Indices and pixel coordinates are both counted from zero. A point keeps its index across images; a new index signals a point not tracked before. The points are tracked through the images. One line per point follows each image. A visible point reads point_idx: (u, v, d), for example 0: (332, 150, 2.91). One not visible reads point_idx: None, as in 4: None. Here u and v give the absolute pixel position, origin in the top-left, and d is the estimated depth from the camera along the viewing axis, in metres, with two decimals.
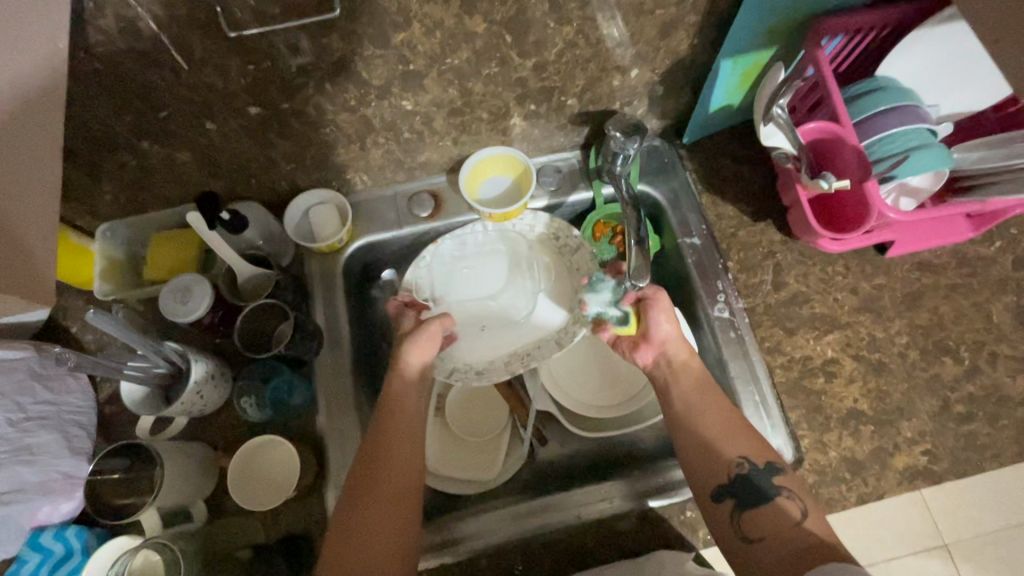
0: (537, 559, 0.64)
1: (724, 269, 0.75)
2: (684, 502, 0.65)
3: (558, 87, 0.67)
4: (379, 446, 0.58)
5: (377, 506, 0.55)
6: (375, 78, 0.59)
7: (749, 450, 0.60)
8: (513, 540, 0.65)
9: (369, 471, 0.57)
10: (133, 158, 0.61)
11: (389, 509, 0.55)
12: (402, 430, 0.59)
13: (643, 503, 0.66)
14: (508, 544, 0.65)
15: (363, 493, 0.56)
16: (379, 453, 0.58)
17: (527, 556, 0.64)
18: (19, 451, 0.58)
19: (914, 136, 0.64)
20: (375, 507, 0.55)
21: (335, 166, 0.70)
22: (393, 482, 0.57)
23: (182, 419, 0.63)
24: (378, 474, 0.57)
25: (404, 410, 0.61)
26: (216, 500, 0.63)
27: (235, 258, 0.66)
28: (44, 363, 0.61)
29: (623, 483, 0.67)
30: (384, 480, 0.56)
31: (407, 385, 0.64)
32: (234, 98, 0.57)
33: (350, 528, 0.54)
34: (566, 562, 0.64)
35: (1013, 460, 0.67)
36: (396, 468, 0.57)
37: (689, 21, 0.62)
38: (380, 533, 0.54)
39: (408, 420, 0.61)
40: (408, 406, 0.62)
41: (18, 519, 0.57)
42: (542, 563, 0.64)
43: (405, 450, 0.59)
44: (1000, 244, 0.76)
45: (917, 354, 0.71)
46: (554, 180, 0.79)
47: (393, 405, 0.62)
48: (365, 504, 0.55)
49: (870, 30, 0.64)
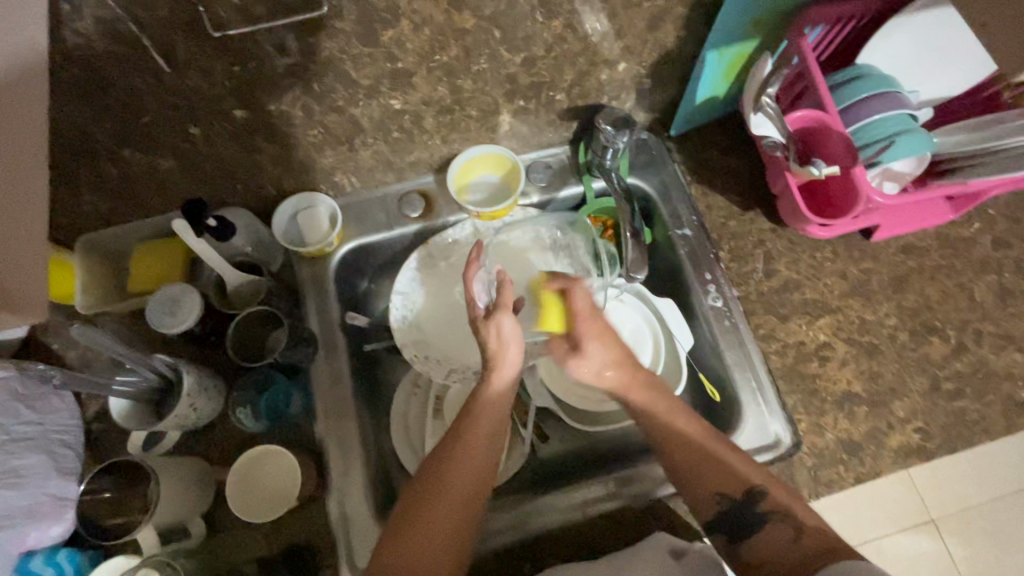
0: (548, 557, 0.64)
1: (716, 259, 0.76)
2: None
3: (547, 83, 0.67)
4: (460, 440, 0.60)
5: (447, 501, 0.57)
6: (364, 77, 0.58)
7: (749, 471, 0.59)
8: (523, 539, 0.65)
9: (445, 465, 0.58)
10: (114, 166, 0.59)
11: (457, 504, 0.57)
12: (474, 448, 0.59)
13: (650, 495, 0.66)
14: (518, 543, 0.65)
15: (434, 484, 0.57)
16: (457, 449, 0.59)
17: (537, 553, 0.64)
18: (5, 474, 0.55)
19: (896, 122, 0.65)
20: (446, 502, 0.57)
21: (323, 168, 0.69)
22: (465, 477, 0.58)
23: (174, 434, 0.61)
24: (451, 468, 0.58)
25: (487, 409, 0.62)
26: (215, 515, 0.61)
27: (224, 266, 0.64)
28: (25, 382, 0.59)
29: (630, 475, 0.67)
30: (457, 475, 0.58)
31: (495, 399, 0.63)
32: (220, 100, 0.55)
33: (415, 518, 0.56)
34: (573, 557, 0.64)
35: (1001, 434, 0.69)
36: (470, 464, 0.59)
37: (676, 14, 0.62)
38: (443, 526, 0.56)
39: (488, 415, 0.61)
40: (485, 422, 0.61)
41: (5, 546, 0.54)
42: (552, 559, 0.64)
43: (482, 446, 0.60)
44: (978, 225, 0.78)
45: (906, 334, 0.73)
46: (546, 176, 0.78)
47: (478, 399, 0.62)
48: (431, 498, 0.57)
49: (850, 19, 0.66)
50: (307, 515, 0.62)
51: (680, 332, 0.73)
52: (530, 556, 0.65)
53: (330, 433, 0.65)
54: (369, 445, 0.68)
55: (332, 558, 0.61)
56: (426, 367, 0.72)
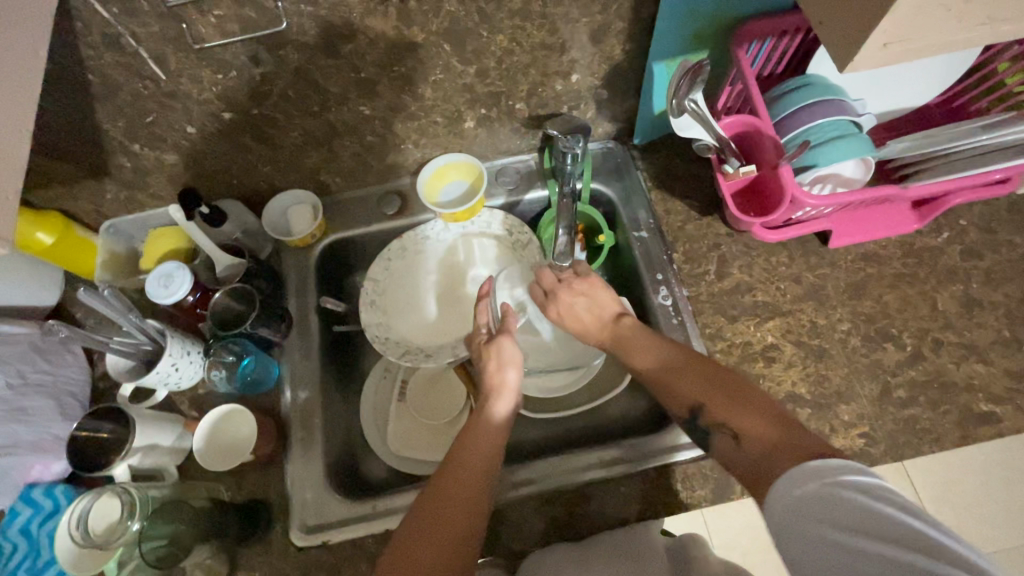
0: (538, 523, 0.67)
1: (669, 261, 0.78)
2: (640, 472, 0.69)
3: (504, 92, 0.73)
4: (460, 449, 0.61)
5: (452, 505, 0.56)
6: (333, 85, 0.66)
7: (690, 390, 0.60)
8: (522, 499, 0.69)
9: (446, 475, 0.58)
10: (128, 160, 0.70)
11: (464, 510, 0.56)
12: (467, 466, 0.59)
13: (641, 466, 0.69)
14: (519, 499, 0.69)
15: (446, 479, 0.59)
16: (464, 455, 0.60)
17: (513, 515, 0.68)
18: (15, 411, 0.65)
19: (835, 127, 0.67)
20: (448, 505, 0.56)
21: (308, 168, 0.78)
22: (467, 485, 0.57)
23: (161, 391, 0.71)
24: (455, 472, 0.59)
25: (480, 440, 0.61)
26: (186, 466, 0.70)
27: (212, 247, 0.74)
28: (44, 339, 0.71)
29: (626, 447, 0.70)
30: (458, 482, 0.58)
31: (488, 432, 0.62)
32: (209, 104, 0.65)
33: (425, 521, 0.56)
34: (563, 524, 0.67)
35: (955, 445, 0.66)
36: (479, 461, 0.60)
37: (617, 28, 0.67)
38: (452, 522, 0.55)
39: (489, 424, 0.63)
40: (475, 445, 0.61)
41: (14, 474, 0.64)
42: (541, 522, 0.67)
43: (490, 445, 0.61)
44: (948, 235, 0.77)
45: (859, 340, 0.72)
46: (513, 179, 0.85)
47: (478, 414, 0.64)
48: (431, 508, 0.56)
49: (798, 32, 0.68)
50: (266, 474, 0.69)
51: None
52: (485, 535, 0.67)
53: (296, 402, 0.72)
54: (333, 417, 0.75)
55: (282, 514, 0.66)
56: (383, 347, 0.78)
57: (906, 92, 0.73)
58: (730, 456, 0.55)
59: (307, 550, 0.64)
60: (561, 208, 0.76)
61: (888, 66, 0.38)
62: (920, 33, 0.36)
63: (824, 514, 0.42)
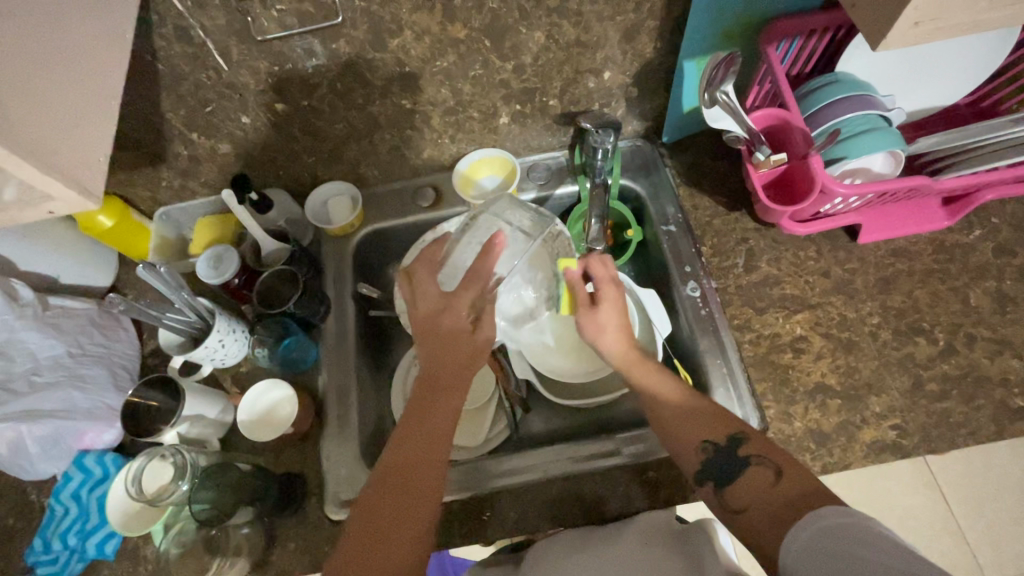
0: (561, 512, 0.68)
1: (697, 254, 0.80)
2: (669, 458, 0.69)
3: (538, 88, 0.76)
4: (405, 447, 0.57)
5: (411, 501, 0.53)
6: (377, 78, 0.70)
7: (712, 431, 0.57)
8: (543, 482, 0.70)
9: (397, 471, 0.55)
10: (185, 149, 0.75)
11: (423, 506, 0.53)
12: (419, 460, 0.56)
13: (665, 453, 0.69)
14: (536, 484, 0.70)
15: (402, 472, 0.55)
16: (414, 449, 0.57)
17: (530, 504, 0.69)
18: (74, 378, 0.69)
19: (865, 121, 0.68)
20: (402, 507, 0.53)
21: (350, 161, 0.82)
22: (418, 485, 0.54)
23: (207, 367, 0.74)
24: (411, 464, 0.56)
25: (429, 433, 0.58)
26: (228, 439, 0.72)
27: (258, 231, 0.78)
28: (101, 314, 0.75)
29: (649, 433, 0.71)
30: (417, 474, 0.55)
31: (438, 428, 0.59)
32: (264, 95, 0.69)
33: (378, 519, 0.52)
34: (585, 512, 0.68)
35: (990, 440, 0.66)
36: (430, 455, 0.57)
37: (649, 26, 0.70)
38: (408, 519, 0.52)
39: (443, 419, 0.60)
40: (430, 442, 0.57)
41: (70, 438, 0.67)
42: (566, 508, 0.68)
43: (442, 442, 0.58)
44: (980, 232, 0.77)
45: (889, 333, 0.72)
46: (543, 175, 0.88)
47: (420, 407, 0.60)
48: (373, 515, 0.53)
49: (827, 31, 0.70)
50: (303, 449, 0.71)
51: (659, 321, 0.77)
52: (514, 517, 0.68)
53: (332, 382, 0.75)
54: (367, 399, 0.77)
55: (318, 488, 0.68)
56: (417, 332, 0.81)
57: (929, 92, 0.75)
58: (739, 497, 0.52)
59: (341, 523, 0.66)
60: (592, 199, 0.80)
61: (920, 45, 0.40)
62: (951, 12, 0.38)
63: (861, 539, 0.40)
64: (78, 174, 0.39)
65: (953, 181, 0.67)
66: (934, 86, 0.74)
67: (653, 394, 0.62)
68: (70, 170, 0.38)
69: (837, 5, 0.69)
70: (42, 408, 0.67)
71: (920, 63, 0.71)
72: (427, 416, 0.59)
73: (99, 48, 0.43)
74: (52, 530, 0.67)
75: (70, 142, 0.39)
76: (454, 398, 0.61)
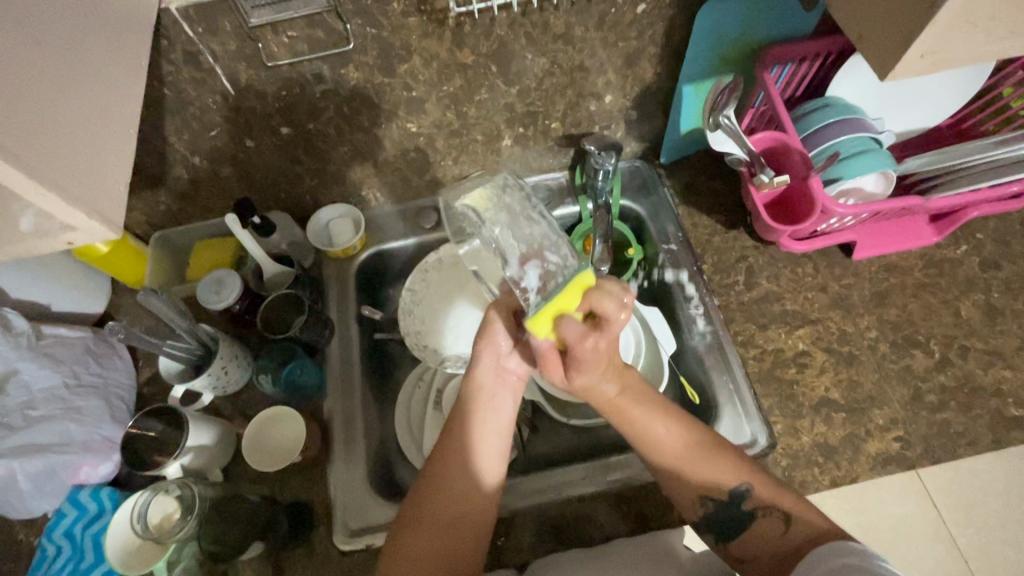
0: (571, 531, 0.68)
1: (699, 271, 0.81)
2: None
3: (541, 112, 0.78)
4: (471, 439, 0.61)
5: (461, 496, 0.58)
6: (384, 103, 0.70)
7: (720, 483, 0.60)
8: (553, 505, 0.70)
9: (452, 465, 0.59)
10: (186, 172, 0.73)
11: (471, 502, 0.58)
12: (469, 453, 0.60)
13: None
14: (549, 507, 0.70)
15: (452, 465, 0.59)
16: (462, 441, 0.60)
17: (542, 528, 0.68)
18: (70, 410, 0.67)
19: (858, 143, 0.71)
20: (454, 499, 0.58)
21: (352, 183, 0.82)
22: (474, 487, 0.59)
23: (207, 395, 0.72)
24: (460, 458, 0.59)
25: (475, 425, 0.61)
26: (231, 469, 0.70)
27: (262, 255, 0.77)
28: (97, 342, 0.73)
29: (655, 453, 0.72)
30: (463, 469, 0.59)
31: (488, 418, 0.62)
32: (270, 119, 0.69)
33: (424, 514, 0.57)
34: (592, 533, 0.67)
35: (988, 448, 0.68)
36: (479, 447, 0.60)
37: (650, 52, 0.72)
38: (453, 514, 0.57)
39: (500, 416, 0.62)
40: (481, 434, 0.61)
41: (64, 473, 0.65)
42: (576, 530, 0.68)
43: (492, 436, 0.61)
44: (966, 247, 0.80)
45: (887, 347, 0.75)
46: (544, 196, 0.89)
47: (491, 394, 0.63)
48: (427, 511, 0.57)
49: (819, 56, 0.73)
50: (310, 476, 0.70)
51: (664, 338, 0.78)
52: (523, 539, 0.68)
53: (338, 407, 0.74)
54: (373, 423, 0.76)
55: (326, 517, 0.67)
56: (422, 355, 0.80)
57: (914, 114, 0.78)
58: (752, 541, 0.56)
59: (351, 554, 0.64)
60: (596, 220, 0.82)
61: (925, 74, 0.43)
62: (952, 45, 0.40)
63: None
64: (98, 201, 0.38)
65: (942, 201, 0.70)
66: (919, 108, 0.77)
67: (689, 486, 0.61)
68: (91, 199, 0.37)
69: (827, 33, 0.72)
70: (37, 443, 0.64)
71: (906, 89, 0.75)
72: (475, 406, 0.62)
73: (120, 79, 0.43)
74: (44, 571, 0.64)
75: (94, 170, 0.38)
76: (508, 398, 0.63)
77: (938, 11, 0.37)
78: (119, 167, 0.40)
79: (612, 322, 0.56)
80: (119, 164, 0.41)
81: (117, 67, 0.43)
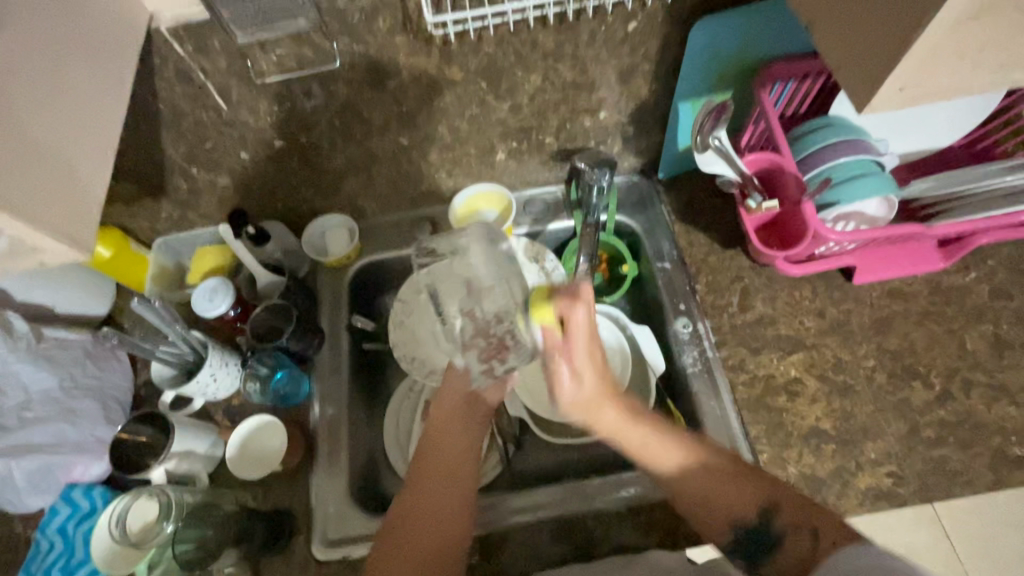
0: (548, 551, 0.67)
1: (692, 291, 0.79)
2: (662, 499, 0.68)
3: (534, 127, 0.77)
4: (445, 452, 0.61)
5: (435, 510, 0.57)
6: (376, 117, 0.71)
7: (678, 467, 0.58)
8: (534, 523, 0.69)
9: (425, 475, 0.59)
10: (185, 182, 0.75)
11: (444, 516, 0.57)
12: (439, 467, 0.60)
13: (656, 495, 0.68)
14: (529, 525, 0.69)
15: (425, 479, 0.59)
16: (434, 454, 0.61)
17: (520, 546, 0.68)
18: (65, 411, 0.69)
19: (858, 165, 0.69)
20: (426, 514, 0.57)
21: (346, 194, 0.83)
22: (447, 499, 0.58)
23: (198, 400, 0.74)
24: (429, 471, 0.60)
25: (449, 439, 0.62)
26: (217, 475, 0.72)
27: (254, 264, 0.79)
28: (94, 344, 0.76)
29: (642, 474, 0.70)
30: (432, 481, 0.59)
31: (454, 429, 0.62)
32: (263, 132, 0.70)
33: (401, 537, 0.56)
34: (569, 553, 0.67)
35: (987, 489, 0.65)
36: (451, 462, 0.60)
37: (644, 70, 0.71)
38: (426, 530, 0.56)
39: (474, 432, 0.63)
40: (451, 451, 0.61)
41: (59, 472, 0.67)
42: (552, 551, 0.67)
43: (463, 452, 0.61)
44: (976, 274, 0.77)
45: (885, 377, 0.72)
46: (539, 210, 0.88)
47: (464, 409, 0.63)
48: (410, 520, 0.57)
49: (820, 74, 0.71)
50: (292, 485, 0.71)
51: (653, 358, 0.77)
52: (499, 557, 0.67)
53: (324, 416, 0.75)
54: (359, 433, 0.77)
55: (305, 527, 0.68)
56: (409, 366, 0.80)
57: (923, 134, 0.75)
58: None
59: (328, 564, 0.65)
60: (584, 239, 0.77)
61: (905, 108, 0.41)
62: (932, 78, 0.39)
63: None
64: (67, 226, 0.39)
65: (951, 227, 0.67)
66: (931, 127, 0.74)
67: (658, 468, 0.59)
68: (60, 223, 0.38)
69: None
70: (32, 444, 0.67)
71: (915, 109, 0.72)
72: (454, 416, 0.63)
73: (104, 106, 0.45)
74: (37, 565, 0.66)
75: (64, 193, 0.39)
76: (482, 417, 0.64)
77: (908, 48, 0.36)
78: (92, 190, 0.42)
79: (572, 319, 0.58)
80: (92, 187, 0.42)
81: (96, 93, 0.45)
